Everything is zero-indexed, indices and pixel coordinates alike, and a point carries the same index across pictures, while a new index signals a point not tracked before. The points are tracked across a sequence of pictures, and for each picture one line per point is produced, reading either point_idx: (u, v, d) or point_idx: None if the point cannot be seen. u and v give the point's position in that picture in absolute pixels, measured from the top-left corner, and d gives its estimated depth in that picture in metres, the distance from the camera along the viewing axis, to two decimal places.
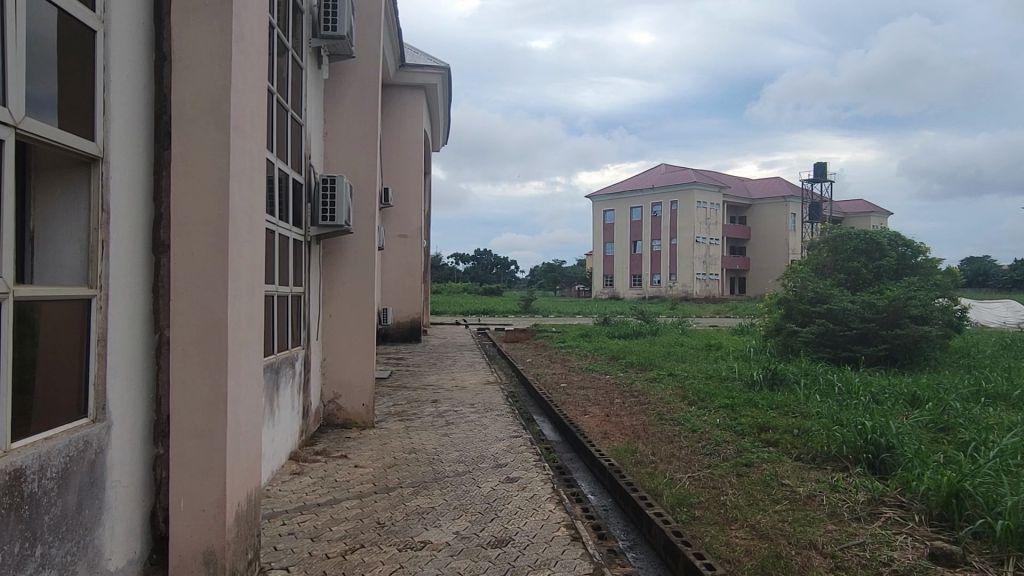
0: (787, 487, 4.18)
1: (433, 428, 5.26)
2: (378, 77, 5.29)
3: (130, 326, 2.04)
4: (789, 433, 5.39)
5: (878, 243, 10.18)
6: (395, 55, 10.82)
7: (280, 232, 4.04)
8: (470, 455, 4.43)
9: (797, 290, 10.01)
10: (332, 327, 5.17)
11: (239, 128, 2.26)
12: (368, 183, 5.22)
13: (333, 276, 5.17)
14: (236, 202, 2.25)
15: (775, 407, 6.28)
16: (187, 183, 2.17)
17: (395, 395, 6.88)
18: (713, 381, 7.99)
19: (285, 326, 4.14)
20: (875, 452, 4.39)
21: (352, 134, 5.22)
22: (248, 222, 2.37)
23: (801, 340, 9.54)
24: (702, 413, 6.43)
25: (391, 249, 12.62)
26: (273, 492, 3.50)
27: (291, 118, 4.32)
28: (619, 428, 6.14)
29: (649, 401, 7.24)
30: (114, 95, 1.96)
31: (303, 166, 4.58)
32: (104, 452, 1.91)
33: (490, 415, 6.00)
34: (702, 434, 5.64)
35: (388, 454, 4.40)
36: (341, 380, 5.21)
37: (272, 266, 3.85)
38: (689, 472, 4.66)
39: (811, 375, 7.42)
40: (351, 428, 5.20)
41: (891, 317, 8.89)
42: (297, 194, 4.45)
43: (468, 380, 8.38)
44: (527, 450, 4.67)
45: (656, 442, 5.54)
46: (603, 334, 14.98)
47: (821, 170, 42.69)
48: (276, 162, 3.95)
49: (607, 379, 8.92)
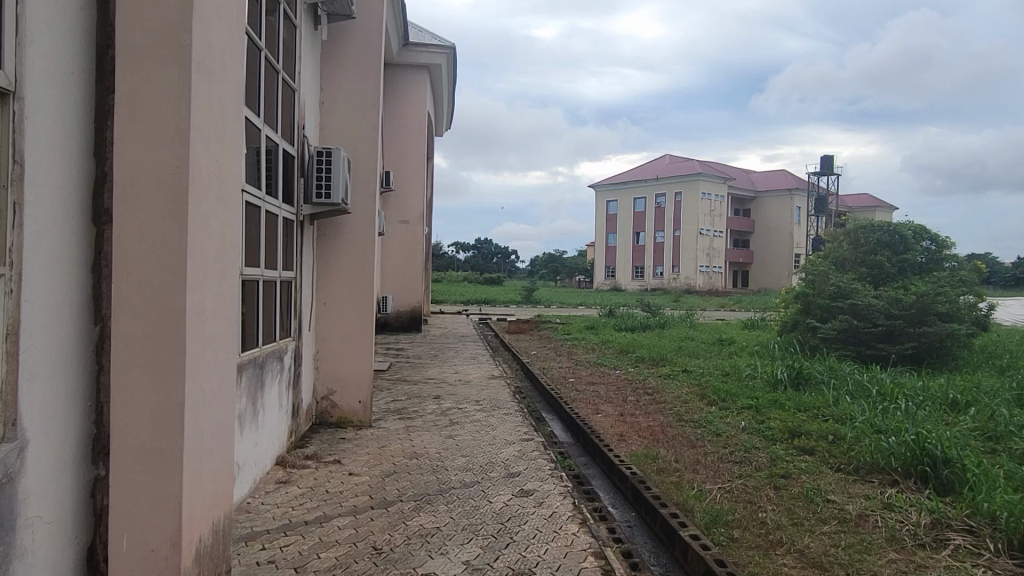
0: (834, 504, 3.71)
1: (436, 429, 4.81)
2: (380, 41, 4.79)
3: (57, 315, 1.58)
4: (826, 440, 4.92)
5: (902, 236, 9.72)
6: (398, 33, 10.33)
7: (267, 208, 3.58)
8: (478, 461, 3.97)
9: (817, 284, 9.55)
10: (326, 316, 4.71)
11: (204, 68, 1.78)
12: (367, 159, 4.76)
13: (328, 261, 4.70)
14: (200, 159, 1.77)
15: (803, 410, 5.84)
16: (136, 136, 1.70)
17: (395, 390, 6.44)
18: (731, 379, 7.53)
19: (272, 317, 3.69)
20: (930, 466, 3.94)
21: (351, 103, 4.75)
22: (218, 186, 1.91)
23: (821, 337, 9.09)
24: (724, 414, 5.97)
25: (392, 235, 12.17)
26: (253, 507, 3.05)
27: (283, 81, 3.84)
28: (635, 429, 5.69)
29: (665, 399, 6.79)
30: (33, 11, 1.48)
31: (296, 137, 4.10)
32: (13, 481, 1.45)
33: (497, 413, 5.56)
34: (728, 439, 5.17)
35: (386, 459, 3.95)
36: (336, 375, 4.75)
37: (257, 247, 3.39)
38: (719, 483, 4.21)
39: (838, 376, 6.96)
40: (345, 427, 4.76)
41: (918, 315, 8.41)
42: (287, 167, 3.98)
43: (472, 374, 7.93)
44: (541, 456, 4.20)
45: (677, 446, 5.08)
46: (610, 326, 14.52)
47: (826, 164, 42.20)
48: (262, 129, 3.49)
49: (617, 375, 8.47)
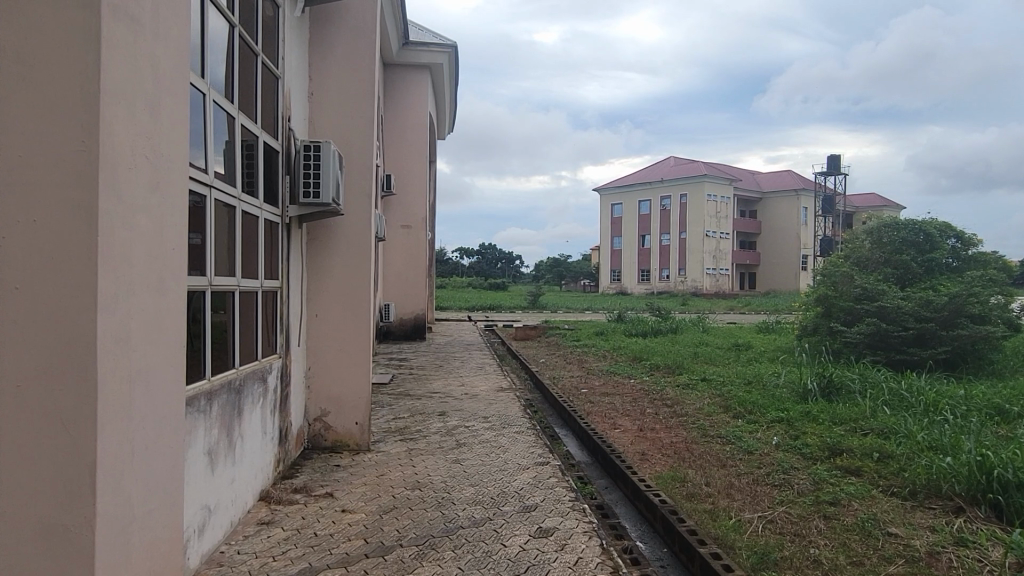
0: (897, 539, 3.25)
1: (441, 452, 4.35)
2: (375, 24, 4.34)
3: None
4: (872, 459, 4.44)
5: (927, 235, 9.30)
6: (398, 32, 9.94)
7: (245, 207, 3.14)
8: (489, 492, 3.52)
9: (841, 286, 9.10)
10: (318, 329, 4.26)
11: (125, 15, 1.36)
12: (361, 155, 4.32)
13: (319, 269, 4.25)
14: (118, 136, 1.34)
15: (839, 423, 5.39)
16: (29, 104, 1.27)
17: (396, 406, 5.98)
18: (755, 389, 7.07)
19: (252, 333, 3.24)
20: (1001, 492, 3.47)
21: (342, 94, 4.30)
22: (151, 173, 1.48)
23: (846, 341, 8.61)
24: (753, 428, 5.52)
25: (393, 241, 11.73)
26: (226, 559, 2.60)
27: (263, 65, 3.41)
28: (658, 447, 5.23)
29: (686, 412, 6.33)
30: None
31: (280, 130, 3.67)
32: None
33: (508, 432, 5.11)
34: (761, 458, 4.70)
35: (384, 491, 3.49)
36: (330, 394, 4.30)
37: (232, 253, 2.95)
38: (760, 511, 3.74)
39: (871, 384, 6.50)
40: (341, 451, 4.31)
41: (950, 317, 7.93)
42: (270, 163, 3.55)
43: (480, 386, 7.48)
44: (559, 484, 3.72)
45: (705, 466, 4.63)
46: (619, 332, 14.06)
47: (834, 164, 41.83)
48: (238, 118, 3.05)
49: (632, 384, 8.01)
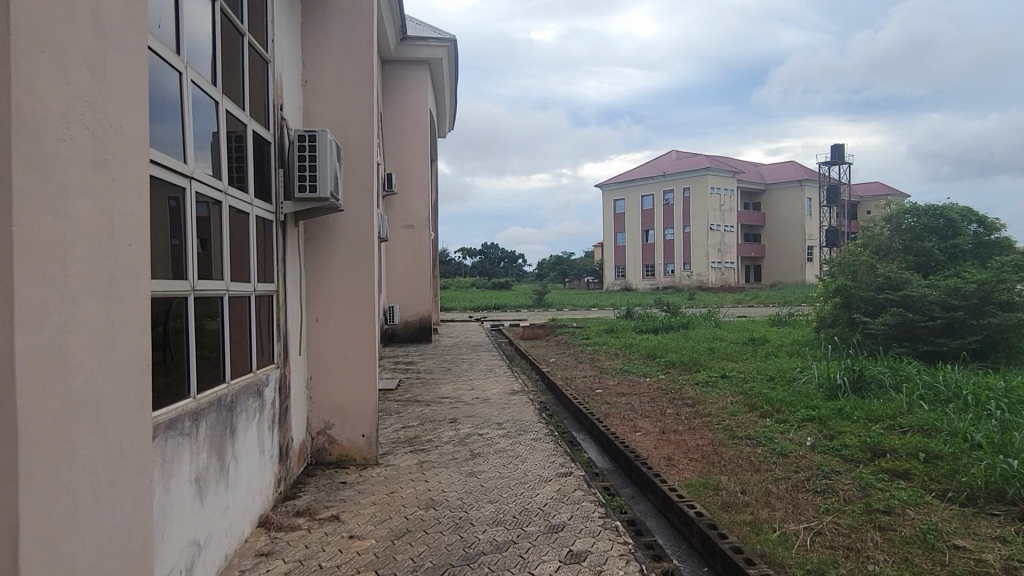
0: (965, 552, 2.93)
1: (455, 464, 4.04)
2: (372, 5, 4.03)
3: None
4: (919, 461, 4.11)
5: (948, 220, 8.97)
6: (395, 26, 9.62)
7: (234, 203, 2.84)
8: (510, 510, 3.20)
9: (861, 275, 8.77)
10: (318, 336, 3.95)
11: None
12: (361, 147, 4.02)
13: (318, 269, 3.94)
14: (43, 96, 1.04)
15: (876, 421, 5.06)
16: None
17: (405, 413, 5.67)
18: (778, 385, 6.75)
19: (245, 341, 2.93)
20: None
21: (339, 82, 3.99)
22: (94, 147, 1.18)
23: (870, 333, 8.27)
24: (783, 428, 5.19)
25: (396, 241, 11.42)
26: None
27: (250, 47, 3.11)
28: (684, 451, 4.92)
29: (709, 411, 6.01)
30: None
31: (271, 119, 3.37)
32: None
33: (525, 439, 4.79)
34: (798, 461, 4.38)
35: (395, 512, 3.18)
36: (333, 405, 3.99)
37: (220, 255, 2.64)
38: (805, 522, 3.42)
39: (901, 377, 6.18)
40: (346, 466, 4.00)
41: (979, 305, 7.57)
42: (261, 155, 3.24)
43: (490, 389, 7.17)
44: (586, 498, 3.41)
45: (737, 471, 4.32)
46: (629, 328, 13.74)
47: (838, 152, 41.39)
48: (223, 104, 2.75)
49: (648, 383, 7.70)
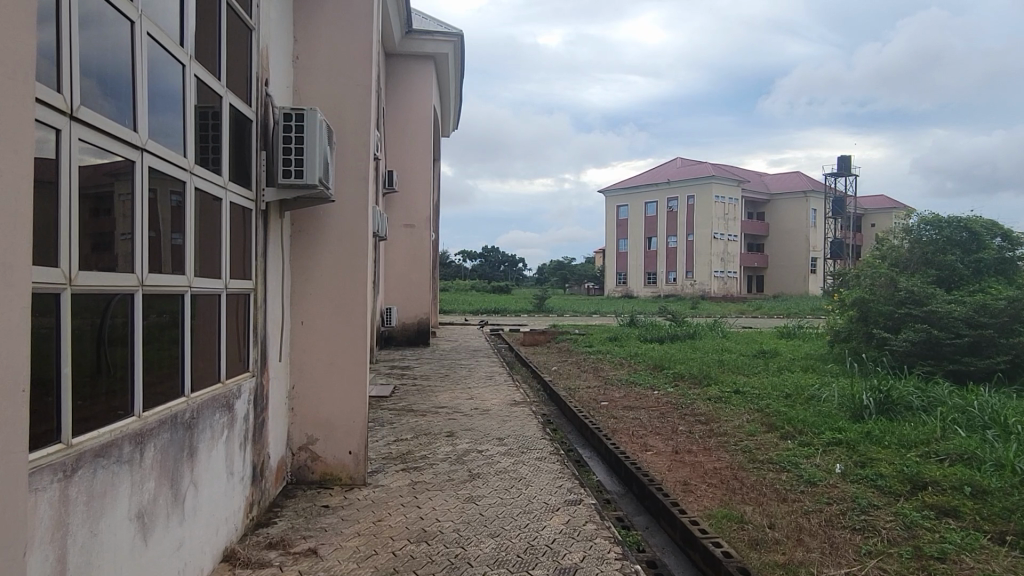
0: None
1: (452, 487, 3.63)
2: None
3: None
4: (966, 496, 3.70)
5: (973, 233, 8.55)
6: (399, 19, 9.27)
7: (205, 185, 2.44)
8: (514, 548, 2.79)
9: (880, 290, 8.37)
10: (303, 340, 3.54)
11: None
12: (356, 132, 3.62)
13: (305, 266, 3.54)
14: None
15: (911, 448, 4.65)
16: None
17: (398, 424, 5.26)
18: (797, 403, 6.34)
19: (213, 346, 2.53)
20: None
21: (334, 59, 3.59)
22: None
23: (891, 350, 7.87)
24: (807, 453, 4.79)
25: (395, 241, 11.03)
26: None
27: (231, 7, 2.71)
28: (701, 474, 4.51)
29: (725, 430, 5.61)
30: None
31: (254, 94, 2.97)
32: None
33: (528, 458, 4.38)
34: (830, 492, 3.97)
35: (382, 546, 2.76)
36: (319, 417, 3.58)
37: (183, 244, 2.24)
38: (846, 567, 3.00)
39: (931, 399, 5.77)
40: (330, 486, 3.59)
41: (1008, 323, 7.18)
42: (240, 133, 2.83)
43: (490, 399, 6.76)
44: (600, 534, 3.00)
45: (761, 501, 3.91)
46: (634, 337, 13.33)
47: (845, 164, 41.02)
48: (194, 68, 2.35)
49: (656, 397, 7.29)
